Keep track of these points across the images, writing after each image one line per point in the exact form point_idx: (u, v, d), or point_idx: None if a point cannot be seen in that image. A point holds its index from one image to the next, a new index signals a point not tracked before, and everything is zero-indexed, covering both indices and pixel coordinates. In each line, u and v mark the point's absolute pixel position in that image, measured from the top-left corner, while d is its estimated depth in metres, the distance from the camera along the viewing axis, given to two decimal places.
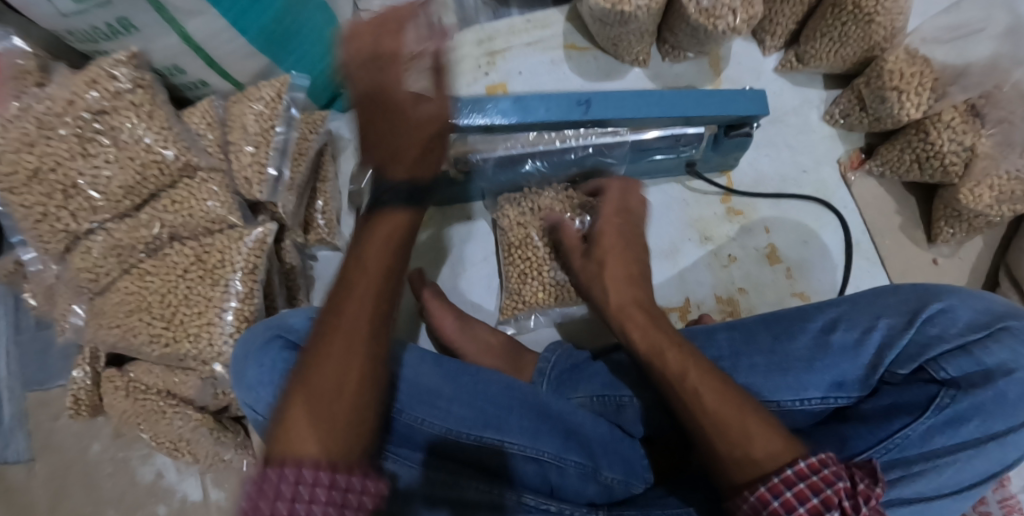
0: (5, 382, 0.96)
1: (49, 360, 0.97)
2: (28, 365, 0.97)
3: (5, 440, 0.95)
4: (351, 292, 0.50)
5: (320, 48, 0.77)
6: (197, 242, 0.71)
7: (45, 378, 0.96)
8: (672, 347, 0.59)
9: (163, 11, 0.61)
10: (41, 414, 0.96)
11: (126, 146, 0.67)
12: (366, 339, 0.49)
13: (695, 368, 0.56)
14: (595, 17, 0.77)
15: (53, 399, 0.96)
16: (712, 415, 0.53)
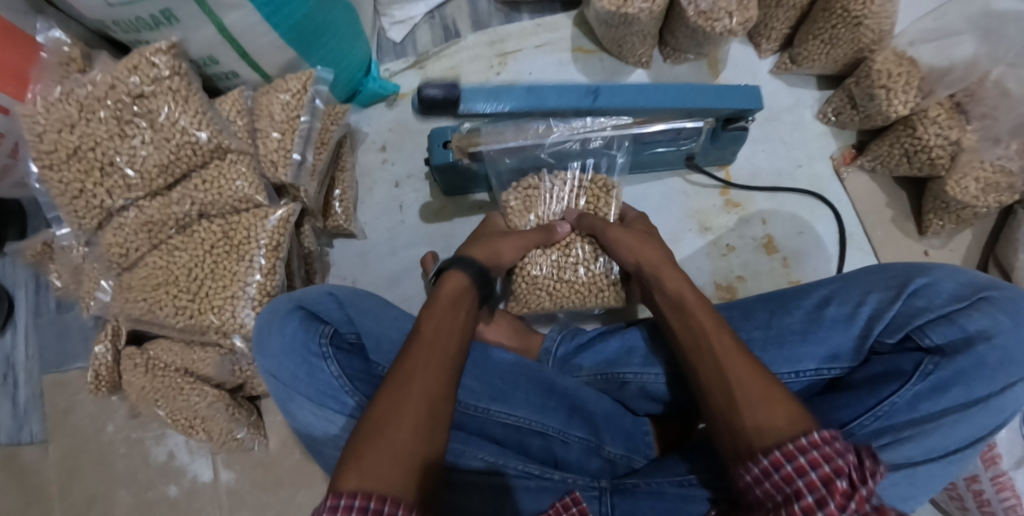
0: (26, 365, 1.01)
1: (67, 343, 1.01)
2: (48, 348, 1.01)
3: (22, 421, 1.00)
4: (429, 347, 0.56)
5: (343, 46, 0.83)
6: (224, 219, 0.75)
7: (63, 361, 1.00)
8: (705, 313, 0.60)
9: (203, 4, 0.66)
10: (60, 395, 0.99)
11: (162, 128, 0.72)
12: (448, 383, 0.55)
13: (722, 335, 0.57)
14: (600, 20, 0.82)
15: (70, 381, 1.00)
16: (737, 380, 0.53)
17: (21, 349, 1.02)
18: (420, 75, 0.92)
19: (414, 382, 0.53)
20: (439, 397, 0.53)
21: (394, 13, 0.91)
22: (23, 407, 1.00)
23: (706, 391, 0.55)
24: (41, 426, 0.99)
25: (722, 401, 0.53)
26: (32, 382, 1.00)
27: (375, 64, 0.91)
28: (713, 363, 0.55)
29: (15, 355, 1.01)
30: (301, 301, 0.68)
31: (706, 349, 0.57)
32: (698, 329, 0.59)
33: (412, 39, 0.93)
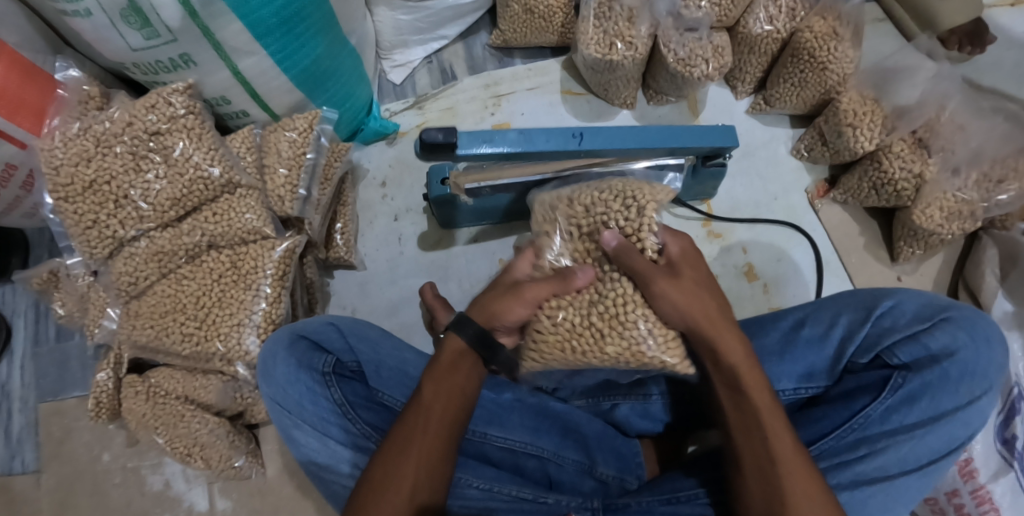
0: (21, 394, 1.02)
1: (65, 371, 1.02)
2: (46, 376, 1.02)
3: (15, 450, 1.00)
4: (430, 411, 0.59)
5: (347, 89, 0.88)
6: (232, 250, 0.79)
7: (60, 389, 1.01)
8: (761, 395, 0.58)
9: (220, 49, 0.73)
10: (55, 423, 1.00)
11: (176, 164, 0.76)
12: (445, 445, 0.58)
13: (777, 423, 0.57)
14: (587, 66, 0.89)
15: (67, 410, 1.00)
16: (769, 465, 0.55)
17: (17, 377, 1.03)
18: (418, 115, 0.98)
19: (414, 451, 0.57)
20: (436, 460, 0.57)
21: (395, 57, 0.98)
22: (17, 436, 1.00)
23: (747, 470, 0.57)
24: (34, 455, 0.99)
25: (763, 484, 0.55)
26: (28, 409, 1.01)
27: (376, 105, 0.96)
28: (761, 446, 0.56)
29: (11, 384, 1.02)
30: (302, 330, 0.70)
31: (744, 423, 0.58)
32: (747, 407, 0.58)
33: (411, 81, 1.00)
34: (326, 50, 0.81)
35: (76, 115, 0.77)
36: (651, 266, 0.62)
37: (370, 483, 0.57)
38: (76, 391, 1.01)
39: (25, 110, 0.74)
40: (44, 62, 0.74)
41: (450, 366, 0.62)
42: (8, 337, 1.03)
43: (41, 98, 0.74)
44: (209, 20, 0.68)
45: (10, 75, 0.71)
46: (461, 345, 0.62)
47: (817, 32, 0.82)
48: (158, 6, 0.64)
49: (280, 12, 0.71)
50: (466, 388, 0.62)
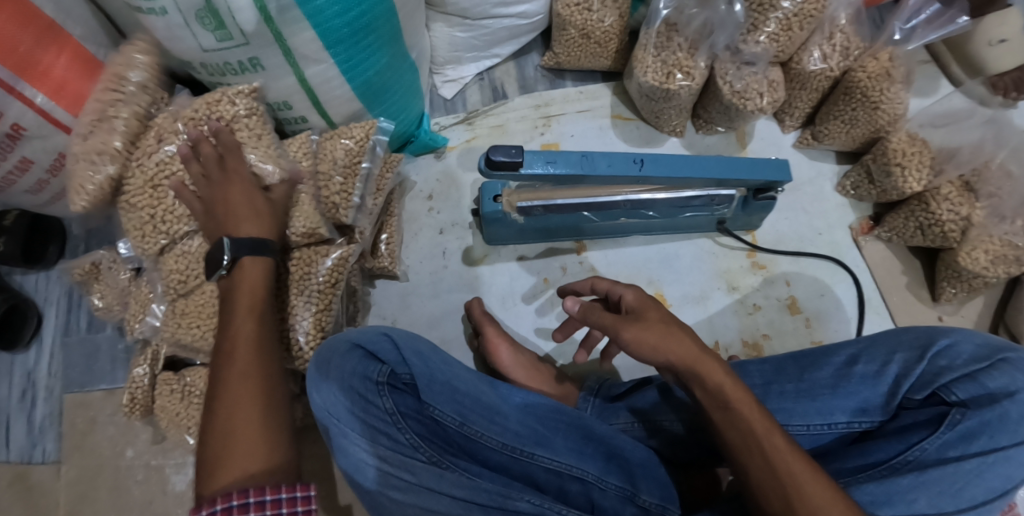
0: (47, 383, 1.01)
1: (94, 363, 1.01)
2: (72, 367, 1.01)
3: (36, 439, 0.98)
4: (234, 377, 0.63)
5: (403, 101, 0.90)
6: (288, 254, 0.78)
7: (87, 381, 1.00)
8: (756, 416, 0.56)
9: (289, 56, 0.74)
10: (80, 415, 0.99)
11: (234, 165, 0.75)
12: (265, 352, 0.66)
13: (774, 439, 0.55)
14: (641, 93, 0.90)
15: (92, 402, 0.99)
16: (784, 476, 0.53)
17: (44, 366, 1.02)
18: (468, 130, 0.99)
19: (232, 376, 0.63)
20: (261, 384, 0.63)
21: (448, 73, 0.99)
22: (39, 425, 0.99)
23: (759, 492, 0.54)
24: (55, 446, 0.98)
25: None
26: (53, 399, 1.00)
27: (428, 118, 0.97)
28: (764, 464, 0.54)
29: (38, 372, 1.02)
30: (358, 340, 0.71)
31: (754, 450, 0.55)
32: (746, 431, 0.56)
33: (462, 97, 1.01)
34: (389, 62, 0.83)
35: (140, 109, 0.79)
36: (618, 318, 0.61)
37: (219, 425, 0.60)
38: (104, 383, 1.00)
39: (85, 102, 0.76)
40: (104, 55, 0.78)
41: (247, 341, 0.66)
42: (38, 325, 1.03)
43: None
44: (282, 27, 0.70)
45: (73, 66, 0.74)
46: (247, 264, 0.70)
47: (870, 72, 0.84)
48: (237, 9, 0.66)
49: (352, 21, 0.73)
50: (262, 284, 0.71)
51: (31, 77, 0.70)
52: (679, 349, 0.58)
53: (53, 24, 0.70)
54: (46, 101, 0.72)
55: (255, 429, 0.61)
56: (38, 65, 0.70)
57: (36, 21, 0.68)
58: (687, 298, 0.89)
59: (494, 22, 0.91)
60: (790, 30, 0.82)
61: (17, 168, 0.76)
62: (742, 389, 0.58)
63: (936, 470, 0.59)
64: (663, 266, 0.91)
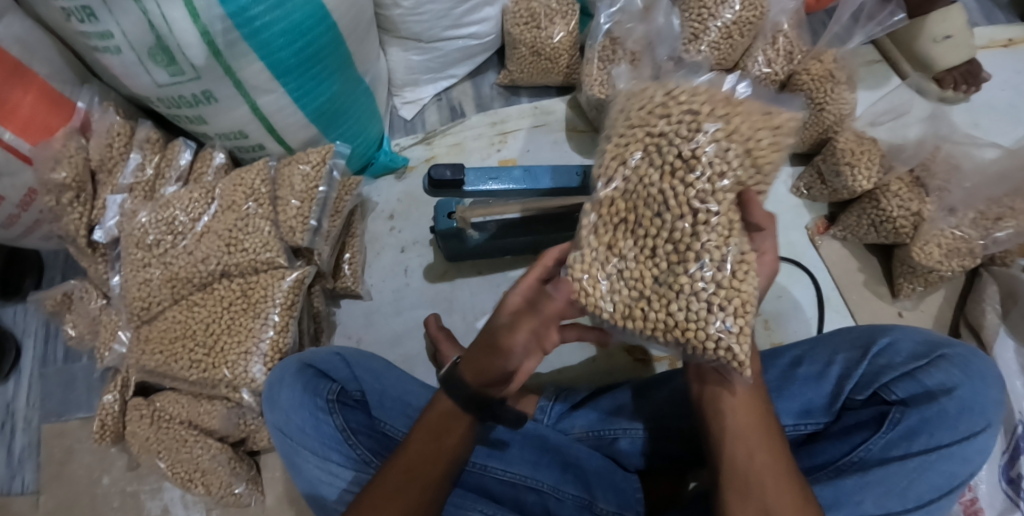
0: (26, 414, 1.03)
1: (71, 392, 1.04)
2: (50, 398, 1.04)
3: (15, 470, 1.00)
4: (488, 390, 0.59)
5: (361, 125, 0.93)
6: (244, 279, 0.80)
7: (65, 410, 1.03)
8: (760, 436, 0.54)
9: (240, 86, 0.79)
10: (58, 444, 1.01)
11: (198, 214, 0.81)
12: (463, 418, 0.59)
13: (768, 458, 0.53)
14: (590, 106, 0.92)
15: (70, 431, 1.01)
16: (753, 465, 0.53)
17: (22, 397, 1.04)
18: (427, 149, 1.00)
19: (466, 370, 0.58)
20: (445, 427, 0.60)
21: (406, 94, 1.01)
22: (18, 455, 1.01)
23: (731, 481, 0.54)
24: (33, 475, 1.00)
25: (748, 505, 0.52)
26: (31, 429, 1.02)
27: (387, 140, 0.99)
28: (748, 454, 0.53)
29: (16, 403, 1.04)
30: (311, 359, 0.73)
31: (739, 452, 0.54)
32: (736, 440, 0.54)
33: (421, 118, 1.03)
34: (342, 88, 0.88)
35: (103, 144, 0.83)
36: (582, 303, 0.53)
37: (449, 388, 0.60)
38: (81, 412, 1.02)
39: (49, 134, 0.78)
40: (71, 92, 0.80)
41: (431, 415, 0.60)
42: (16, 357, 1.05)
43: (65, 126, 0.80)
44: (231, 60, 0.75)
45: (38, 102, 0.76)
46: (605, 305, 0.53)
47: (814, 74, 0.85)
48: (186, 46, 0.72)
49: (299, 53, 0.79)
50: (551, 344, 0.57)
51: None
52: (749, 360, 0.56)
53: (18, 64, 0.72)
54: (13, 139, 0.74)
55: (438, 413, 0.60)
56: (5, 104, 0.72)
57: (2, 63, 0.70)
58: None
59: (448, 44, 0.95)
60: (730, 38, 0.85)
61: None
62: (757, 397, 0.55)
63: (879, 470, 0.58)
64: None
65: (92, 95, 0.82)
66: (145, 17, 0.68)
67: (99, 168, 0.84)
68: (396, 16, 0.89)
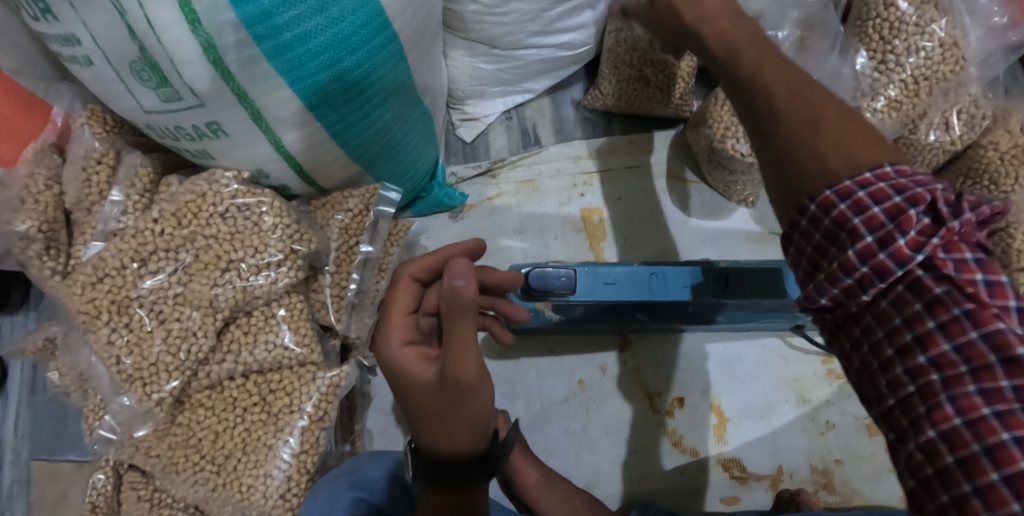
0: (14, 445, 0.91)
1: (64, 429, 0.92)
2: (41, 431, 0.92)
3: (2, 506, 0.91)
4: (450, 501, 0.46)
5: (414, 157, 0.73)
6: (263, 376, 0.62)
7: (57, 448, 0.91)
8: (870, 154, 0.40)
9: (261, 119, 0.57)
10: (49, 487, 0.90)
11: (193, 285, 0.59)
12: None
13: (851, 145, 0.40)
14: (711, 157, 0.73)
15: (61, 473, 0.90)
16: (794, 107, 0.42)
17: (9, 426, 0.92)
18: (491, 185, 0.80)
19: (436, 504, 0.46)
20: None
21: (467, 109, 0.80)
22: (5, 490, 0.91)
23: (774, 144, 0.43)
24: None
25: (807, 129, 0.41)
26: (19, 464, 0.91)
27: (442, 168, 0.79)
28: (787, 99, 0.42)
29: (2, 430, 0.92)
30: (360, 490, 0.59)
31: (807, 128, 0.41)
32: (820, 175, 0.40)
33: (485, 141, 0.82)
34: (396, 115, 0.66)
35: (79, 178, 0.63)
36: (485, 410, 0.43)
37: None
38: (75, 454, 0.90)
39: (18, 150, 0.61)
40: (48, 91, 0.62)
41: (430, 442, 0.44)
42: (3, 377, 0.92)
43: (38, 138, 0.63)
44: (250, 84, 0.54)
45: (3, 108, 0.58)
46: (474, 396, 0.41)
47: (1004, 152, 0.66)
48: (182, 63, 0.50)
49: (345, 76, 0.57)
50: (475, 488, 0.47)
51: None
52: (790, 82, 0.44)
53: None
54: None
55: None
56: None
57: None
58: (747, 411, 0.74)
59: (530, 53, 0.73)
60: (915, 96, 0.65)
61: None
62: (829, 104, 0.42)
63: None
64: (722, 370, 0.76)
65: (74, 97, 0.63)
66: (123, 20, 0.47)
67: (76, 207, 0.63)
68: (468, 13, 0.66)
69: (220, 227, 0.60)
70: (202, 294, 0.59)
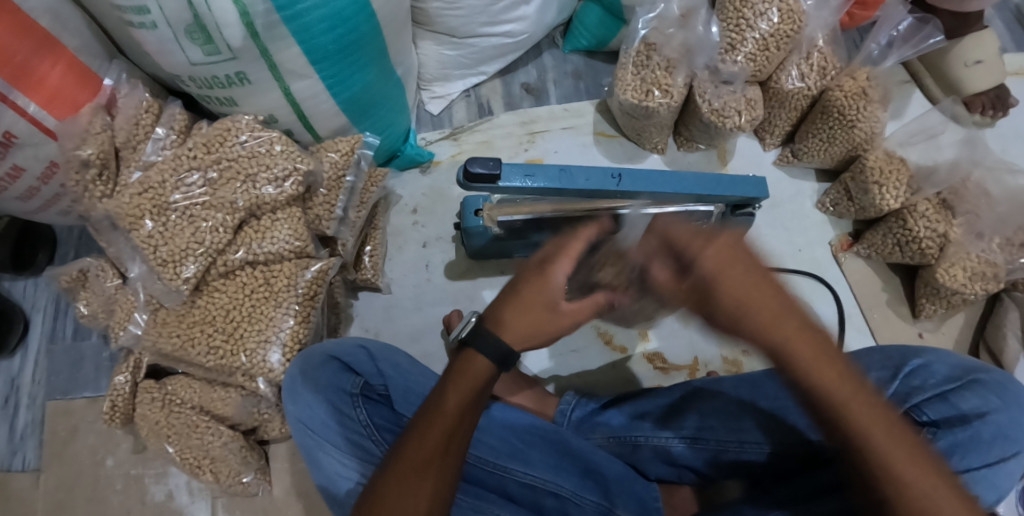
0: (31, 390, 1.00)
1: (79, 370, 1.00)
2: (57, 375, 1.00)
3: (16, 447, 0.97)
4: (450, 394, 0.56)
5: (390, 117, 0.93)
6: (267, 267, 0.80)
7: (71, 388, 0.99)
8: (822, 365, 0.51)
9: (277, 71, 0.77)
10: (61, 423, 0.97)
11: (218, 193, 0.77)
12: (466, 408, 0.56)
13: (783, 319, 0.51)
14: (624, 111, 0.91)
15: (75, 409, 0.98)
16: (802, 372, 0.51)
17: (28, 373, 1.01)
18: (454, 145, 1.00)
19: (449, 391, 0.56)
20: (454, 414, 0.56)
21: (435, 89, 1.02)
22: (19, 432, 0.98)
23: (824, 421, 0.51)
24: (35, 453, 0.97)
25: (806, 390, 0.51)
26: (35, 406, 0.99)
27: (413, 133, 0.99)
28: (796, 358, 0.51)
29: (22, 378, 1.00)
30: (335, 352, 0.71)
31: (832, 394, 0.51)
32: (783, 352, 0.51)
33: (448, 113, 1.03)
34: (377, 78, 0.86)
35: (130, 122, 0.82)
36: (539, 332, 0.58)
37: (432, 408, 0.56)
38: (89, 391, 0.99)
39: (74, 110, 0.79)
40: (100, 67, 0.81)
41: (464, 356, 0.58)
42: (24, 332, 1.02)
43: (90, 102, 0.80)
44: (269, 42, 0.73)
45: (65, 74, 0.76)
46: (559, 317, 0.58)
47: (847, 91, 0.85)
48: (225, 25, 0.69)
49: (338, 39, 0.76)
50: (476, 382, 0.57)
51: (26, 86, 0.73)
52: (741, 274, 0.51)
53: (50, 36, 0.73)
54: (38, 110, 0.75)
55: (454, 415, 0.55)
56: (33, 74, 0.73)
57: (33, 33, 0.71)
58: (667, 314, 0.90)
59: (480, 40, 0.94)
60: (767, 50, 0.83)
61: (7, 175, 0.77)
62: (770, 297, 0.51)
63: None
64: None
65: (119, 71, 0.83)
66: None
67: (124, 145, 0.82)
68: (433, 9, 0.87)
69: (239, 151, 0.79)
70: (225, 197, 0.77)
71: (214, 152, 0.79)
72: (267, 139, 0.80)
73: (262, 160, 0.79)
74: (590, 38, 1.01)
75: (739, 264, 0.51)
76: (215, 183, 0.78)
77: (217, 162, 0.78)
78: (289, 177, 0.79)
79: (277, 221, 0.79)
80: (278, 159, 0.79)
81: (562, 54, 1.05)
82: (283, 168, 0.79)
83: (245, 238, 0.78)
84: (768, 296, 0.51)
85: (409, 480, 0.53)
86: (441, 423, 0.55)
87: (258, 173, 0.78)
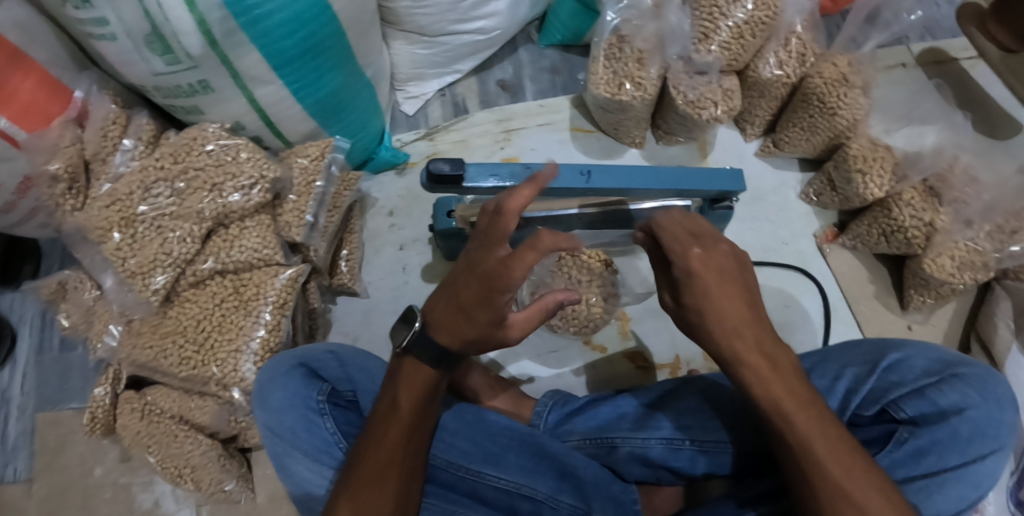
0: (20, 402, 1.00)
1: (66, 382, 1.01)
2: (45, 386, 1.01)
3: (7, 459, 0.98)
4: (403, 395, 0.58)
5: (361, 119, 0.92)
6: (237, 275, 0.80)
7: (60, 400, 1.00)
8: (777, 377, 0.53)
9: (238, 78, 0.76)
10: (51, 433, 0.98)
11: (185, 204, 0.77)
12: (420, 410, 0.58)
13: (745, 326, 0.53)
14: (598, 105, 0.90)
15: (63, 421, 0.99)
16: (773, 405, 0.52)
17: (16, 386, 1.01)
18: (430, 146, 0.99)
19: (402, 392, 0.58)
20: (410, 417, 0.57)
21: (410, 89, 1.01)
22: (10, 443, 0.99)
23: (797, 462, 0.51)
24: (26, 464, 0.98)
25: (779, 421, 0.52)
26: (25, 418, 0.99)
27: (388, 135, 0.99)
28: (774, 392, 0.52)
29: (11, 390, 1.01)
30: (302, 358, 0.70)
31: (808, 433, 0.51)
32: (740, 363, 0.53)
33: (424, 113, 1.02)
34: (343, 81, 0.85)
35: (99, 134, 0.82)
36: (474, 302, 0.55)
37: (387, 412, 0.58)
38: (75, 402, 1.00)
39: (46, 123, 0.78)
40: (70, 79, 0.80)
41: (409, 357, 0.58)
42: (12, 345, 1.02)
43: (62, 114, 0.79)
44: (228, 49, 0.71)
45: (35, 88, 0.76)
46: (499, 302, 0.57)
47: (827, 78, 0.83)
48: (182, 34, 0.67)
49: (300, 44, 0.75)
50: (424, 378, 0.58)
51: None
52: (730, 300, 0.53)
53: (16, 49, 0.71)
54: (9, 126, 0.74)
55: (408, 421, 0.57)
56: (4, 89, 0.72)
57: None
58: (647, 309, 0.90)
59: (452, 38, 0.92)
60: (742, 38, 0.81)
61: None
62: (748, 310, 0.53)
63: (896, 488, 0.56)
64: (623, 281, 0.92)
65: (90, 82, 0.82)
66: (141, 3, 0.64)
67: (93, 158, 0.83)
68: (402, 8, 0.85)
69: (205, 160, 0.78)
70: (191, 206, 0.76)
71: (181, 161, 0.78)
72: (234, 147, 0.80)
73: (226, 168, 0.78)
74: (565, 31, 0.99)
75: (717, 270, 0.53)
76: (180, 193, 0.78)
77: (183, 170, 0.78)
78: (255, 183, 0.78)
79: (245, 229, 0.79)
80: (245, 166, 0.78)
81: (538, 49, 1.04)
82: (249, 175, 0.78)
83: (213, 247, 0.78)
84: (741, 305, 0.53)
85: (370, 484, 0.55)
86: (398, 426, 0.57)
87: (223, 181, 0.78)
